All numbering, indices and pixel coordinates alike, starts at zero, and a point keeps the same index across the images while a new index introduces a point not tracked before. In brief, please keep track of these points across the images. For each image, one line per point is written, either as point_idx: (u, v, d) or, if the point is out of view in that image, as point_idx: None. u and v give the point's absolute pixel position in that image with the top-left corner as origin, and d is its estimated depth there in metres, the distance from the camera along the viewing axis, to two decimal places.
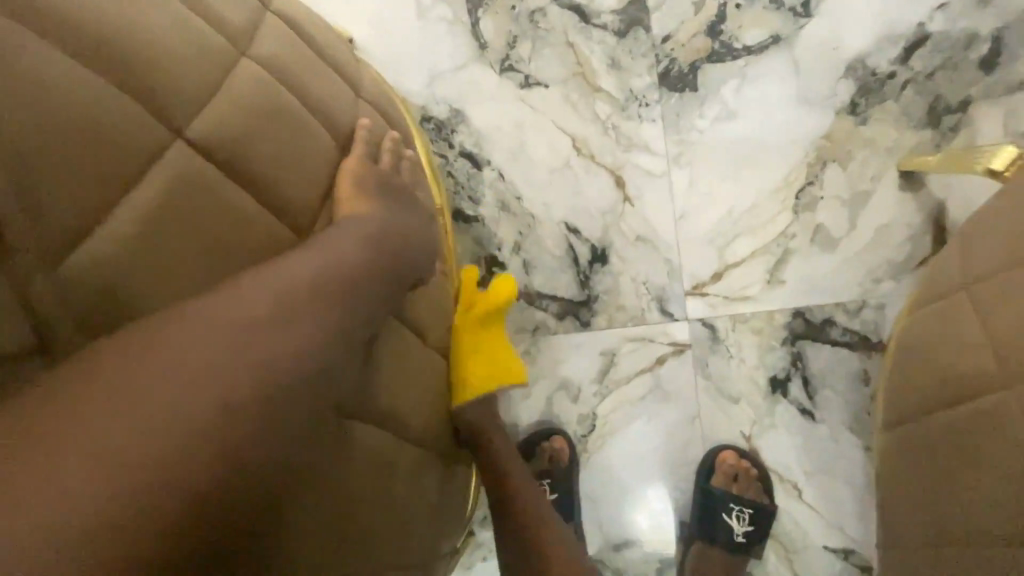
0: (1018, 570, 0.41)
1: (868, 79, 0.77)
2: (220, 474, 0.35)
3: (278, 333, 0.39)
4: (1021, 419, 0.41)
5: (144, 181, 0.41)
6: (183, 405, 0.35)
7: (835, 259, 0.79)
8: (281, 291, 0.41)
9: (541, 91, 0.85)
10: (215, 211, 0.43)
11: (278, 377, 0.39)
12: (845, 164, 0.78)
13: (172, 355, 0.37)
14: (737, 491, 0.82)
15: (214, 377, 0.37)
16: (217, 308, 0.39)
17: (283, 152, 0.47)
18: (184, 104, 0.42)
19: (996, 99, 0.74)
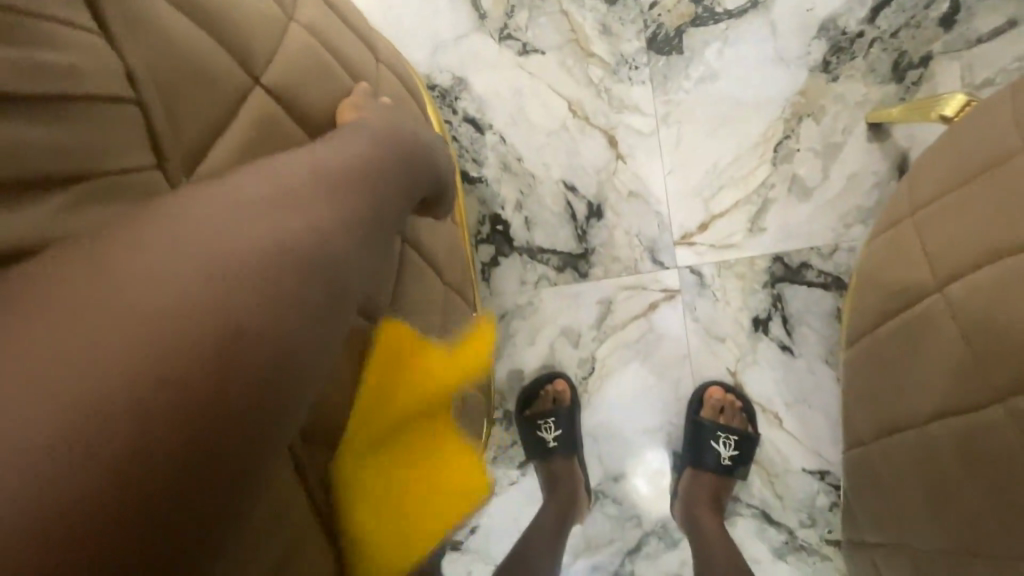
0: (943, 439, 0.49)
1: (839, 39, 0.83)
2: (234, 369, 0.31)
3: (271, 252, 0.35)
4: (945, 317, 0.50)
5: (236, 118, 0.47)
6: (165, 338, 0.30)
7: (810, 207, 0.87)
8: (278, 208, 0.38)
9: (537, 58, 0.91)
10: (286, 145, 0.50)
11: (277, 296, 0.34)
12: (819, 118, 0.84)
13: (147, 285, 0.32)
14: (724, 421, 0.91)
15: (197, 303, 0.32)
16: (230, 211, 0.37)
17: (329, 101, 0.54)
18: (253, 58, 0.49)
19: (955, 54, 0.80)
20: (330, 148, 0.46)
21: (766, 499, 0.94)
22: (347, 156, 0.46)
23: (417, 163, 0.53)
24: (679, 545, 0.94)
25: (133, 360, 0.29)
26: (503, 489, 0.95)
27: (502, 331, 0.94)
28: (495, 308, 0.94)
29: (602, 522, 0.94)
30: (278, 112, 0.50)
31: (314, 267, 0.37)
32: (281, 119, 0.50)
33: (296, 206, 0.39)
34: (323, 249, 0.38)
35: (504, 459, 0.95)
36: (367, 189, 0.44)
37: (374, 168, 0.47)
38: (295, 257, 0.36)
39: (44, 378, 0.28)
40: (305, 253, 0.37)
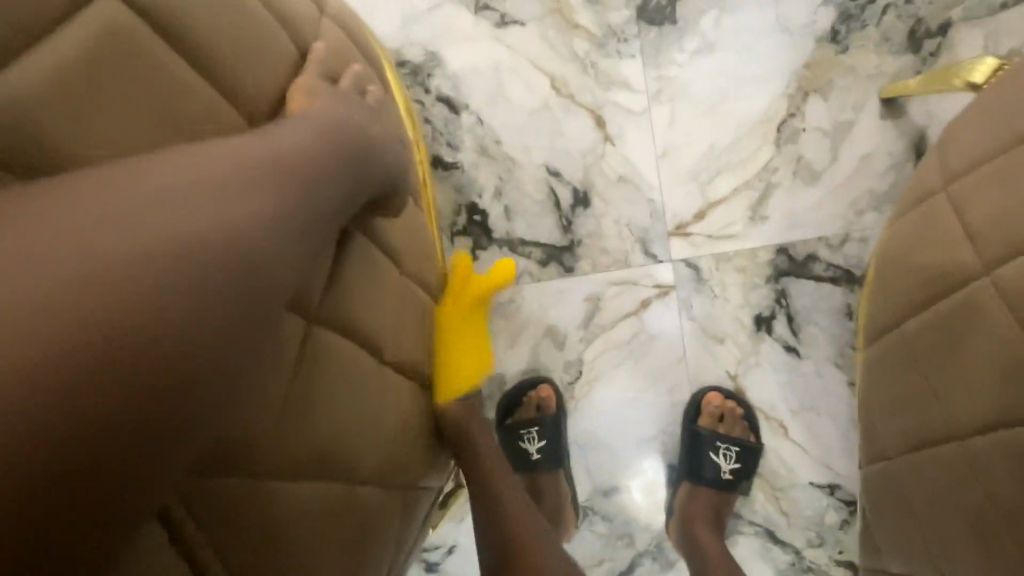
0: (994, 454, 0.41)
1: (849, 5, 0.75)
2: (168, 367, 0.29)
3: (189, 243, 0.31)
4: (994, 309, 0.41)
5: (62, 31, 0.36)
6: (70, 329, 0.27)
7: (818, 193, 0.78)
8: (180, 190, 0.33)
9: (517, 30, 0.83)
10: (145, 79, 0.39)
11: (176, 301, 0.29)
12: (826, 94, 0.76)
13: (24, 267, 0.27)
14: (724, 431, 0.82)
15: (67, 304, 0.27)
16: (130, 185, 0.32)
17: (224, 33, 0.43)
18: None
19: (977, 21, 0.73)
20: (262, 137, 0.38)
21: (769, 516, 0.85)
22: (273, 144, 0.38)
23: (367, 155, 0.44)
24: (674, 568, 0.85)
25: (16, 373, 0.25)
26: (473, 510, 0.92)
27: None
28: None
29: (591, 542, 0.85)
30: (166, 60, 0.40)
31: (227, 271, 0.32)
32: (197, 94, 0.41)
33: (219, 192, 0.34)
34: (239, 254, 0.32)
35: None
36: (292, 187, 0.36)
37: (305, 143, 0.39)
38: (199, 259, 0.31)
39: None
40: (210, 254, 0.31)
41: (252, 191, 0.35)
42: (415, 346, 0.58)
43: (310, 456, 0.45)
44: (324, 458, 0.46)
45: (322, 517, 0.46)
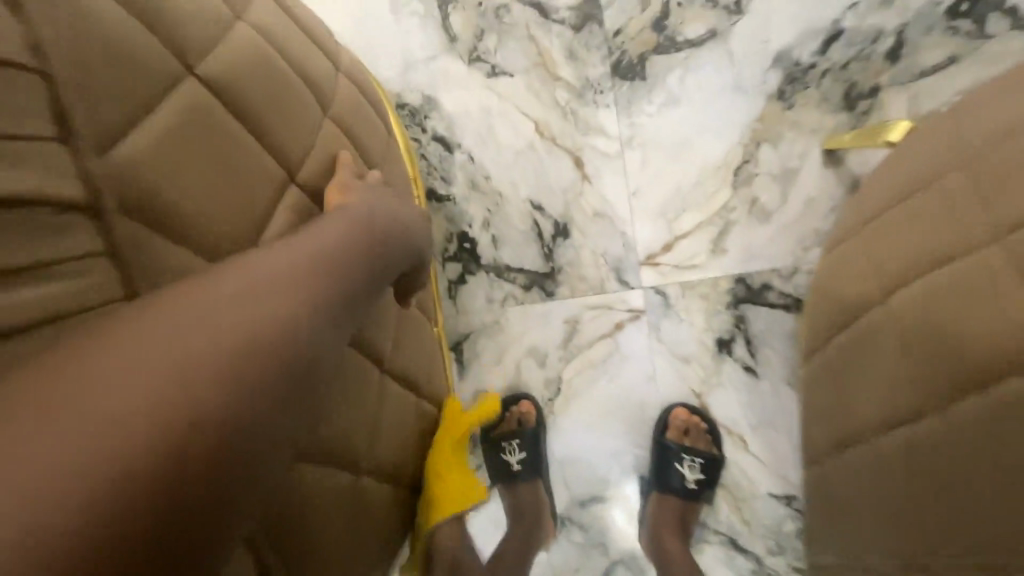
0: (886, 453, 0.49)
1: (793, 69, 0.86)
2: (233, 435, 0.34)
3: (263, 326, 0.37)
4: (885, 332, 0.50)
5: (161, 105, 0.45)
6: (170, 396, 0.33)
7: (771, 229, 0.88)
8: (258, 271, 0.40)
9: (505, 80, 0.92)
10: (220, 142, 0.47)
11: (241, 386, 0.35)
12: (776, 143, 0.87)
13: (142, 344, 0.34)
14: (689, 443, 0.90)
15: (177, 376, 0.34)
16: (225, 279, 0.39)
17: (274, 98, 0.52)
18: (192, 42, 0.47)
19: (903, 85, 0.82)
20: (306, 241, 0.44)
21: (732, 525, 0.92)
22: (317, 247, 0.44)
23: (388, 239, 0.50)
24: None
25: (130, 433, 0.31)
26: None
27: (467, 350, 0.93)
28: (461, 326, 0.93)
29: (569, 551, 0.91)
30: (230, 123, 0.49)
31: (277, 357, 0.37)
32: (251, 153, 0.50)
33: (289, 279, 0.40)
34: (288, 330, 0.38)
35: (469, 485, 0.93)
36: (328, 278, 0.42)
37: None
38: (254, 347, 0.36)
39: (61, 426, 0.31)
40: (263, 345, 0.37)
41: (300, 292, 0.40)
42: (411, 360, 0.65)
43: (331, 458, 0.52)
44: (340, 458, 0.53)
45: (339, 512, 0.53)
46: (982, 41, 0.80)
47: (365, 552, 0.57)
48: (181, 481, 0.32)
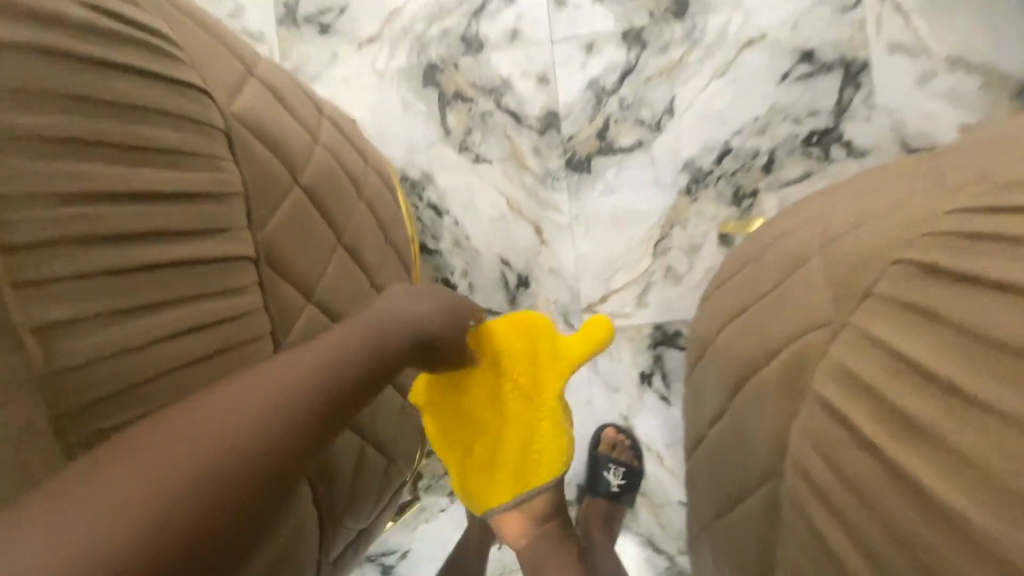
0: (707, 442, 0.75)
1: (697, 173, 1.15)
2: (224, 513, 0.42)
3: (275, 417, 0.46)
4: (705, 361, 0.76)
5: (287, 197, 0.62)
6: (193, 470, 0.41)
7: (682, 289, 1.16)
8: (286, 366, 0.51)
9: (484, 166, 1.21)
10: (319, 220, 0.66)
11: (235, 454, 0.43)
12: (684, 225, 1.16)
13: (188, 425, 0.44)
14: (615, 455, 1.13)
15: (203, 452, 0.42)
16: (260, 375, 0.49)
17: (345, 185, 0.71)
18: (302, 147, 0.66)
19: (773, 191, 1.13)
20: (300, 353, 0.53)
21: (650, 526, 1.15)
22: (308, 360, 0.52)
23: (390, 344, 0.61)
24: None
25: (148, 500, 0.39)
26: (430, 516, 1.26)
27: None
28: None
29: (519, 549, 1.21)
30: (322, 195, 0.67)
31: (265, 441, 0.45)
32: (333, 221, 0.68)
33: (306, 378, 0.50)
34: (278, 419, 0.47)
35: (436, 489, 1.25)
36: (309, 387, 0.50)
37: (360, 244, 0.73)
38: (234, 441, 0.44)
39: (104, 486, 0.39)
40: (242, 437, 0.44)
41: (282, 399, 0.48)
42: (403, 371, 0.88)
43: (354, 437, 0.72)
44: (360, 435, 0.74)
45: (356, 477, 0.73)
46: (826, 164, 1.12)
47: (367, 507, 0.78)
48: (157, 527, 0.38)
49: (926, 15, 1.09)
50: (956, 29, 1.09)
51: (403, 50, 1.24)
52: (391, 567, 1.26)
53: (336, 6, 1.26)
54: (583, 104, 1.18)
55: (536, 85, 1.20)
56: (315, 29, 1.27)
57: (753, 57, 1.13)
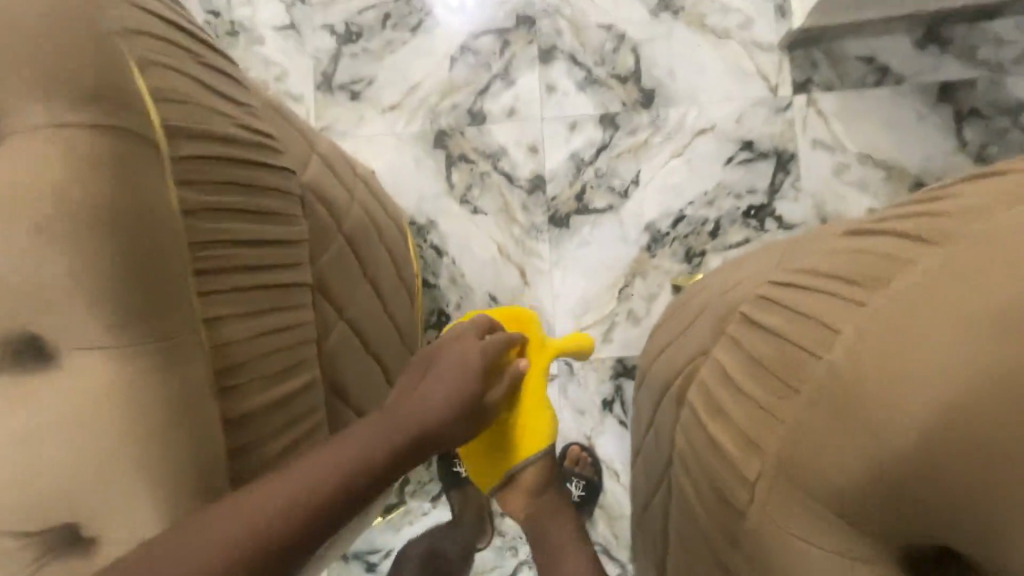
0: (640, 450, 0.94)
1: (656, 233, 1.39)
2: (299, 547, 0.59)
3: (344, 482, 0.64)
4: (643, 385, 0.97)
5: (335, 238, 0.83)
6: (289, 513, 0.59)
7: (641, 329, 1.37)
8: (355, 440, 0.69)
9: (480, 217, 1.44)
10: (355, 257, 0.87)
11: (316, 506, 0.61)
12: (645, 276, 1.38)
13: (291, 477, 0.61)
14: (579, 469, 1.31)
15: (298, 500, 0.60)
16: (341, 448, 0.67)
17: (372, 231, 0.93)
18: (344, 201, 0.87)
19: (718, 252, 1.37)
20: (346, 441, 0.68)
21: (606, 536, 1.32)
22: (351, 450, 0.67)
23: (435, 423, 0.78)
24: None
25: (258, 530, 0.56)
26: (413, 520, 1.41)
27: None
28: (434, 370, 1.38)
29: (491, 551, 1.37)
30: (356, 239, 0.88)
31: (336, 498, 0.63)
32: (362, 258, 0.89)
33: (369, 453, 0.68)
34: (347, 483, 0.64)
35: (420, 495, 1.41)
36: (348, 473, 0.65)
37: (379, 277, 0.94)
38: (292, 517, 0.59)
39: (233, 514, 0.56)
40: (298, 514, 0.59)
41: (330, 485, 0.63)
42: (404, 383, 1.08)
43: None
44: None
45: None
46: (762, 233, 1.36)
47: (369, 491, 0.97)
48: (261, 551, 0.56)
49: (842, 119, 1.36)
50: (866, 133, 1.35)
51: (419, 117, 1.49)
52: (375, 565, 1.41)
53: (365, 78, 1.51)
54: (565, 171, 1.43)
55: (527, 153, 1.44)
56: (346, 95, 1.51)
57: (704, 143, 1.39)
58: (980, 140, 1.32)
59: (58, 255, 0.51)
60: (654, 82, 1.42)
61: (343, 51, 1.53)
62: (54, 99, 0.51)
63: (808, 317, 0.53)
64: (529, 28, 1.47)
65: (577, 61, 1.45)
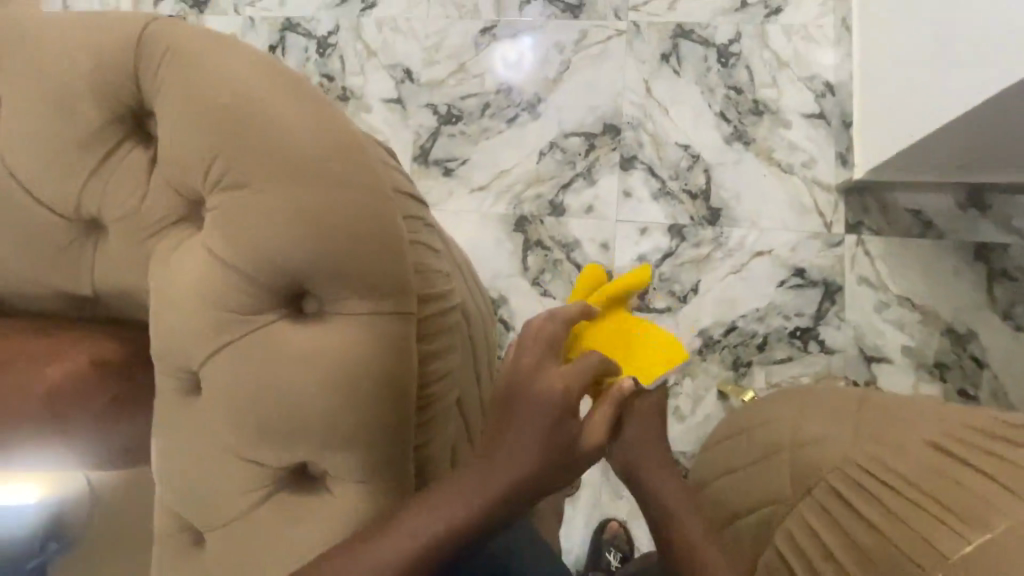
0: None
1: (708, 339, 1.52)
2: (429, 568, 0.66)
3: (463, 515, 0.66)
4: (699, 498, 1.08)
5: (472, 342, 0.93)
6: (415, 543, 0.65)
7: (684, 426, 1.49)
8: (475, 473, 0.68)
9: (549, 300, 1.58)
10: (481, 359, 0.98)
11: (434, 540, 0.66)
12: (693, 377, 1.51)
13: (419, 508, 0.67)
14: (617, 540, 1.40)
15: (421, 533, 0.65)
16: (457, 483, 0.68)
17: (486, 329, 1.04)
18: (476, 306, 0.99)
19: (762, 365, 1.50)
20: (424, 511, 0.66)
21: None
22: (429, 524, 0.66)
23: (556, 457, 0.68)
24: None
25: (389, 558, 0.64)
26: None
27: None
28: None
29: None
30: (484, 341, 0.99)
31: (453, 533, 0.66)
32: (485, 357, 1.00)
33: (487, 486, 0.67)
34: (461, 519, 0.66)
35: None
36: (460, 514, 0.66)
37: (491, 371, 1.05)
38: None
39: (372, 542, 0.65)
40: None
41: (440, 527, 0.66)
42: None
43: None
44: None
45: None
46: (805, 354, 1.50)
47: None
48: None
49: (887, 261, 1.51)
50: (906, 277, 1.50)
51: (503, 200, 1.63)
52: None
53: (459, 157, 1.66)
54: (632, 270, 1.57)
55: (599, 249, 1.58)
56: (440, 170, 1.67)
57: (760, 264, 1.53)
58: (1008, 299, 1.47)
59: (331, 406, 0.66)
60: (722, 203, 1.57)
61: (442, 130, 1.68)
62: (348, 289, 0.65)
63: (900, 518, 0.74)
64: (614, 136, 1.62)
65: (654, 172, 1.60)
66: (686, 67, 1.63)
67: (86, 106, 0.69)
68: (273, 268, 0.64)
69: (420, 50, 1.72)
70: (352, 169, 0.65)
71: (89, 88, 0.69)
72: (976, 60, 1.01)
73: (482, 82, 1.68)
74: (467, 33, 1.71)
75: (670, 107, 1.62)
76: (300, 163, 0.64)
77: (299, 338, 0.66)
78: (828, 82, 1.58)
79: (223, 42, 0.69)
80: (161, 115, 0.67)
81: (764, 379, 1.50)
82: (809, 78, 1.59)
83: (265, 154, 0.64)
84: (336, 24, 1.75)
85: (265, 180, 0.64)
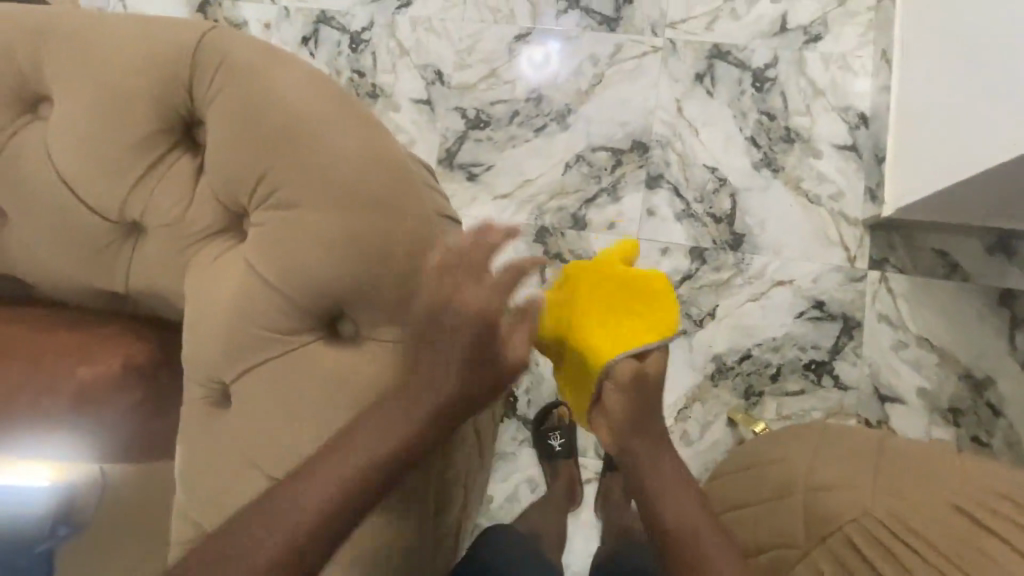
0: None
1: (721, 366, 1.51)
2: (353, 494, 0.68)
3: (383, 440, 0.69)
4: None
5: None
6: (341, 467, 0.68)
7: (690, 451, 1.49)
8: (396, 402, 0.70)
9: None
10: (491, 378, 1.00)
11: (357, 463, 0.68)
12: (703, 402, 1.50)
13: (344, 434, 0.69)
14: None
15: (344, 456, 0.68)
16: (379, 413, 0.70)
17: None
18: None
19: (774, 396, 1.49)
20: (349, 449, 0.69)
21: None
22: (350, 456, 0.69)
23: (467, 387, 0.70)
24: None
25: (316, 481, 0.67)
26: None
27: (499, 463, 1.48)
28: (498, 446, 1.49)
29: None
30: None
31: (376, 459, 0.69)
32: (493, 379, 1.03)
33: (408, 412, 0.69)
34: (380, 445, 0.69)
35: None
36: (379, 438, 0.69)
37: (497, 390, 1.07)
38: (308, 514, 0.67)
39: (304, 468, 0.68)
40: (321, 499, 0.67)
41: (362, 453, 0.69)
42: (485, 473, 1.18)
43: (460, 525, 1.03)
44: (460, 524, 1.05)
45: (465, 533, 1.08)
46: (818, 388, 1.49)
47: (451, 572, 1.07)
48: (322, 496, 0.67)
49: (909, 300, 1.49)
50: (927, 318, 1.48)
51: (525, 210, 1.62)
52: None
53: (484, 163, 1.66)
54: None
55: None
56: (464, 174, 1.66)
57: (780, 294, 1.52)
58: None
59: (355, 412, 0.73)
60: (745, 229, 1.55)
61: (468, 134, 1.68)
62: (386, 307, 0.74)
63: None
64: (642, 153, 1.61)
65: (679, 193, 1.59)
66: (719, 89, 1.61)
67: (144, 109, 0.77)
68: (309, 285, 0.72)
69: (452, 52, 1.71)
70: (395, 195, 0.74)
71: (152, 99, 0.77)
72: (980, 67, 1.11)
73: (513, 88, 1.67)
74: (501, 38, 1.69)
75: (700, 128, 1.60)
76: (352, 185, 0.73)
77: (329, 356, 0.75)
78: (862, 114, 1.56)
79: (269, 53, 0.79)
80: (212, 126, 0.76)
81: (775, 410, 1.49)
82: (843, 109, 1.57)
83: (321, 175, 0.73)
84: (370, 20, 1.74)
85: (319, 201, 0.73)
